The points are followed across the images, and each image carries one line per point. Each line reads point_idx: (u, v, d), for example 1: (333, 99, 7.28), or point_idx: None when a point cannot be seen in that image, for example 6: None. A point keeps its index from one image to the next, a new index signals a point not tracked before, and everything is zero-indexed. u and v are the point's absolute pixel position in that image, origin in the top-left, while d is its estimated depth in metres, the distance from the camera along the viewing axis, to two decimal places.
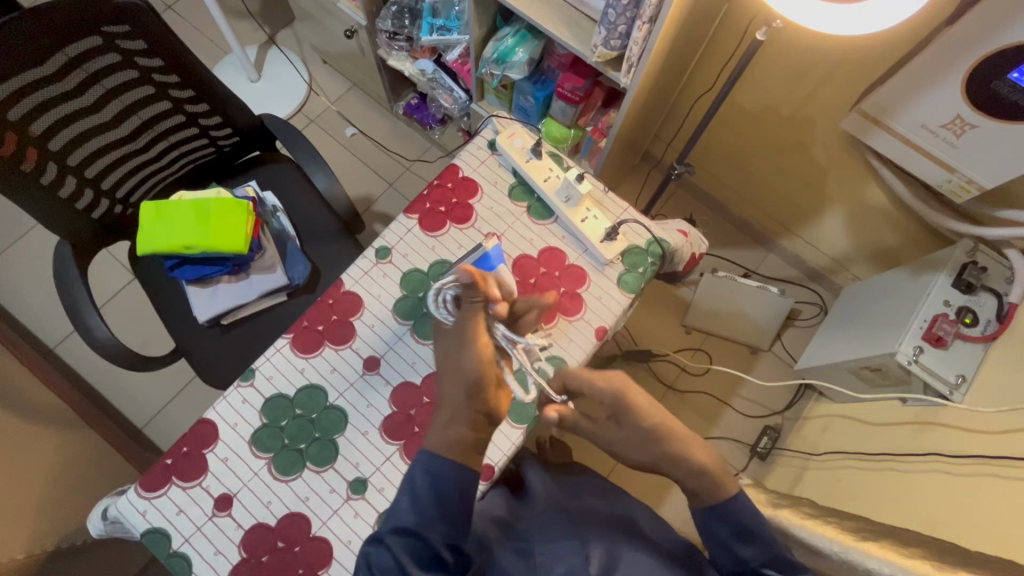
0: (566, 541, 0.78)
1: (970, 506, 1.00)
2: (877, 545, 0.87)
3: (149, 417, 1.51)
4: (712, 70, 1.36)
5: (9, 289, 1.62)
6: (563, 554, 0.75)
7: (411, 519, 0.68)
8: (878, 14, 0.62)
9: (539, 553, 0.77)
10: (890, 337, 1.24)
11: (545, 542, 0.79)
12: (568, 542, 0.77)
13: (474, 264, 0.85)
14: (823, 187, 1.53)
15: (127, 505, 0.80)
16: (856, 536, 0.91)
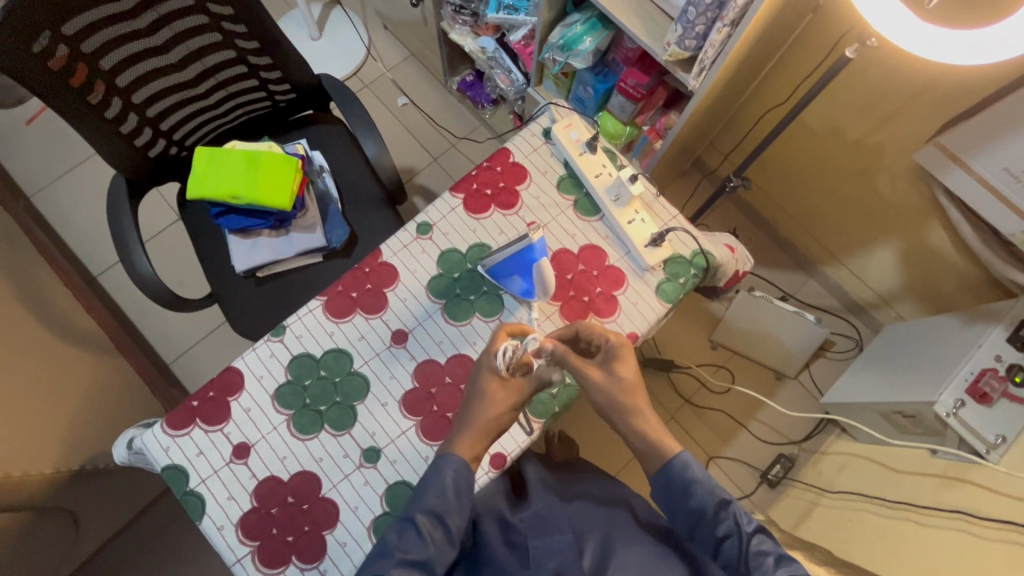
0: (560, 535, 0.79)
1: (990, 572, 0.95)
2: None
3: (177, 355, 1.56)
4: (786, 86, 1.31)
5: (62, 214, 1.69)
6: (557, 548, 0.77)
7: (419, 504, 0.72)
8: (896, 24, 0.61)
9: (533, 547, 0.78)
10: (930, 385, 1.19)
11: (539, 535, 0.80)
12: (561, 536, 0.79)
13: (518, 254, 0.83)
14: (880, 220, 1.46)
15: (152, 439, 0.83)
16: None
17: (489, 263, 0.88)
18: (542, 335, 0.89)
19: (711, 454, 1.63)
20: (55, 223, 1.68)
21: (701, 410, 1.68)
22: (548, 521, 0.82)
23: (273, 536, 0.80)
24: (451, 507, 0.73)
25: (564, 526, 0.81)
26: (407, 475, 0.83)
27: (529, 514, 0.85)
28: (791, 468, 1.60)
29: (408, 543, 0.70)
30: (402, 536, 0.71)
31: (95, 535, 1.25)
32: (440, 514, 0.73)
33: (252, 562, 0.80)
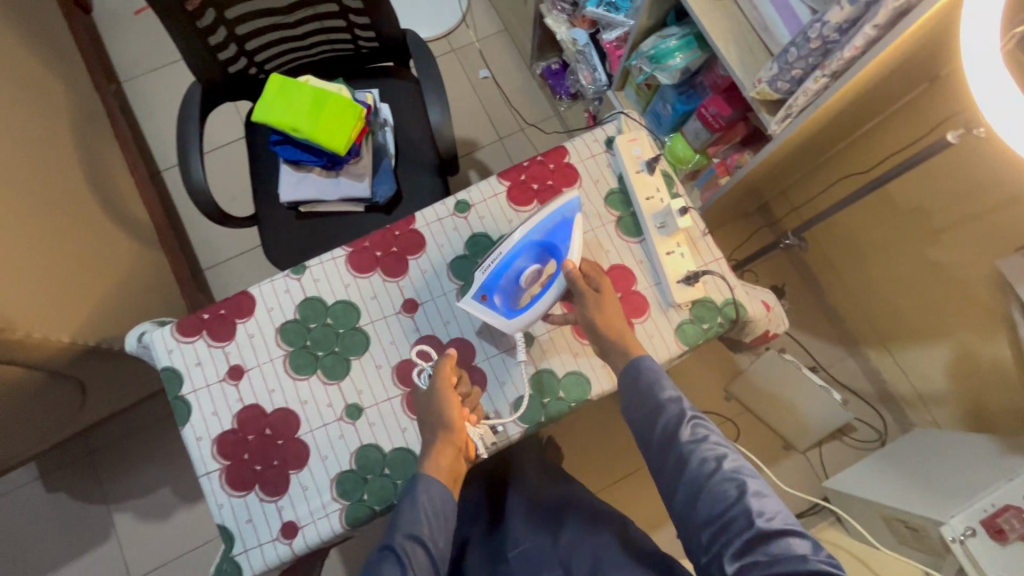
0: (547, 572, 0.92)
1: None
2: None
3: (214, 264, 1.64)
4: (880, 152, 1.23)
5: (144, 105, 1.78)
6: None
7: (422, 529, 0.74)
8: None
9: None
10: (945, 505, 1.11)
11: (528, 574, 0.93)
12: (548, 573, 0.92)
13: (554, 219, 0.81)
14: (943, 316, 1.35)
15: (159, 338, 0.87)
16: None
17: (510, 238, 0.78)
18: (549, 343, 0.88)
19: None
20: (137, 111, 1.77)
21: None
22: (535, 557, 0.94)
23: (243, 461, 0.83)
24: (433, 534, 0.75)
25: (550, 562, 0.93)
26: (381, 440, 0.84)
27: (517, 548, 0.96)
28: None
29: (391, 570, 0.71)
30: (384, 564, 0.72)
31: (102, 408, 1.34)
32: (425, 539, 0.74)
33: (219, 478, 0.83)
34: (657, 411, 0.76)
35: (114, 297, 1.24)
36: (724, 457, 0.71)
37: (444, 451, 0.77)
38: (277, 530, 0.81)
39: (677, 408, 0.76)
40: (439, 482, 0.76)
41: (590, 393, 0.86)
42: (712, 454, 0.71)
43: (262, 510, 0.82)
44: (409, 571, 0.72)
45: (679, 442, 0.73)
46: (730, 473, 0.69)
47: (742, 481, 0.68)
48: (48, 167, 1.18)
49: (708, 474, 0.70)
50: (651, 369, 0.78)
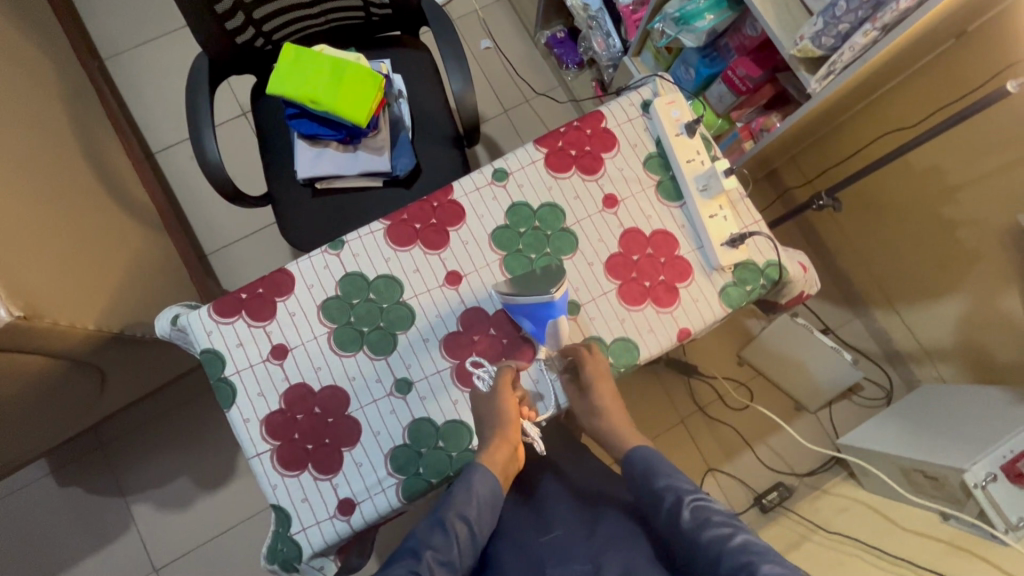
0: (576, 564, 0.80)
1: None
2: None
3: (218, 248, 1.59)
4: (908, 111, 1.23)
5: (133, 83, 1.69)
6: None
7: (472, 512, 0.73)
8: None
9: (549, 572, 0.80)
10: (965, 452, 1.15)
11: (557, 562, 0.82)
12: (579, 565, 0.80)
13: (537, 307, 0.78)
14: (954, 274, 1.39)
15: (197, 320, 0.84)
16: None
17: (506, 286, 0.82)
18: (595, 311, 0.88)
19: (710, 464, 1.62)
20: (125, 90, 1.68)
21: (713, 421, 1.66)
22: (565, 544, 0.85)
23: (294, 441, 0.82)
24: (480, 518, 0.74)
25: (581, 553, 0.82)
26: (433, 414, 0.83)
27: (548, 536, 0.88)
28: (787, 498, 1.58)
29: (439, 542, 0.69)
30: (431, 534, 0.70)
31: (119, 397, 1.30)
32: (472, 522, 0.73)
33: (270, 459, 0.82)
34: (656, 499, 0.75)
35: (128, 282, 1.19)
36: (732, 537, 0.66)
37: (500, 447, 0.77)
38: (334, 507, 0.80)
39: (672, 490, 0.74)
40: (492, 474, 0.76)
41: (639, 357, 0.87)
42: (716, 537, 0.67)
43: (316, 489, 0.81)
44: (454, 547, 0.70)
45: (682, 531, 0.70)
46: (737, 553, 0.64)
47: (749, 561, 0.62)
48: (49, 147, 1.12)
49: (715, 560, 0.65)
50: (644, 463, 0.78)
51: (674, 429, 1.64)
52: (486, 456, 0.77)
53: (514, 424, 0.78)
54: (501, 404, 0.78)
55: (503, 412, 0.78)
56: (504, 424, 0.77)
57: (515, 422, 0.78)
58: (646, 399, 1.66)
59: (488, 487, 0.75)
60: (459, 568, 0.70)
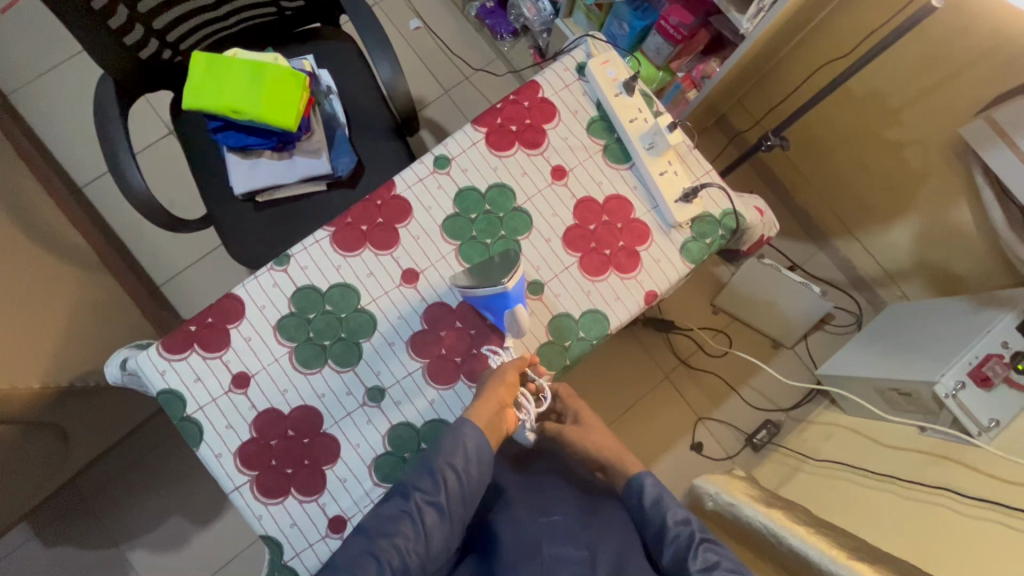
0: (574, 548, 0.75)
1: (951, 541, 0.98)
2: (858, 550, 0.88)
3: (169, 277, 1.52)
4: (842, 38, 1.22)
5: (44, 116, 1.57)
6: (569, 561, 0.73)
7: (460, 461, 0.70)
8: None
9: (546, 554, 0.74)
10: (934, 365, 1.19)
11: (554, 542, 0.76)
12: (576, 551, 0.74)
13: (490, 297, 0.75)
14: (906, 194, 1.41)
15: (147, 361, 0.80)
16: (840, 542, 0.91)
17: (465, 277, 0.80)
18: (559, 287, 0.86)
19: (699, 414, 1.65)
20: (37, 124, 1.57)
21: (696, 372, 1.68)
22: (566, 527, 0.79)
23: (272, 467, 0.79)
24: (472, 461, 0.70)
25: (580, 540, 0.76)
26: (411, 417, 0.81)
27: (546, 518, 0.81)
28: (776, 434, 1.63)
29: (424, 484, 0.68)
30: (420, 478, 0.69)
31: (89, 448, 1.25)
32: (460, 472, 0.70)
33: (250, 490, 0.79)
34: (664, 531, 0.70)
35: (71, 328, 1.12)
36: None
37: (487, 403, 0.74)
38: (325, 527, 0.79)
39: (683, 524, 0.70)
40: (479, 429, 0.71)
41: (610, 327, 0.86)
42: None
43: (304, 512, 0.79)
44: (444, 489, 0.68)
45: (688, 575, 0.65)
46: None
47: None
48: None
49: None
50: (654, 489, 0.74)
51: (660, 385, 1.66)
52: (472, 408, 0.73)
53: (507, 382, 0.76)
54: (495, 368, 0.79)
55: (499, 373, 0.77)
56: (496, 381, 0.75)
57: (508, 380, 0.76)
58: (628, 361, 1.67)
59: (474, 437, 0.71)
60: (452, 507, 0.69)
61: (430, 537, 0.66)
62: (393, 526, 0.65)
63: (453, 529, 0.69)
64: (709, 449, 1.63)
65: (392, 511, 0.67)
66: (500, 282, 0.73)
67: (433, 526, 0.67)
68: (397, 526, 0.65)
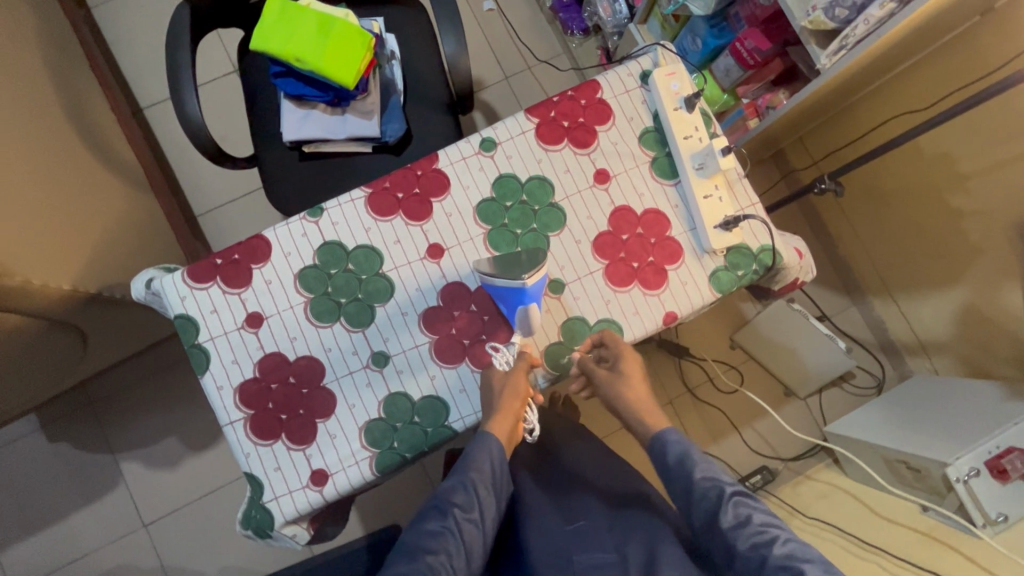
0: (603, 553, 0.81)
1: None
2: None
3: (207, 210, 1.56)
4: (922, 92, 1.16)
5: (120, 33, 1.62)
6: (599, 565, 0.79)
7: (487, 472, 0.76)
8: None
9: (577, 561, 0.81)
10: (951, 446, 1.14)
11: (582, 549, 0.83)
12: (605, 554, 0.81)
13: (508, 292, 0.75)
14: (956, 265, 1.35)
15: (170, 284, 0.82)
16: None
17: (487, 264, 0.79)
18: (580, 290, 0.85)
19: (696, 446, 1.62)
20: (111, 41, 1.62)
21: (701, 403, 1.65)
22: (589, 533, 0.86)
23: (268, 410, 0.81)
24: (496, 472, 0.77)
25: (607, 543, 0.82)
26: (410, 389, 0.82)
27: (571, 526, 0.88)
28: (770, 481, 1.57)
29: (461, 497, 0.74)
30: (454, 491, 0.74)
31: (104, 357, 1.30)
32: (489, 482, 0.77)
33: (243, 428, 0.81)
34: (692, 488, 0.74)
35: (109, 240, 1.16)
36: (776, 540, 0.65)
37: (505, 416, 0.77)
38: (307, 478, 0.80)
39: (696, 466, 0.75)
40: (499, 441, 0.77)
41: (622, 340, 0.85)
42: (759, 542, 0.65)
43: (290, 459, 0.80)
44: (477, 502, 0.75)
45: (722, 531, 0.69)
46: (784, 561, 0.63)
47: (798, 566, 0.62)
48: (27, 96, 1.08)
49: (761, 563, 0.64)
50: (679, 449, 0.77)
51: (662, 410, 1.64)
52: (490, 419, 0.77)
53: (521, 393, 0.78)
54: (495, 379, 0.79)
55: (512, 385, 0.78)
56: (511, 393, 0.77)
57: (519, 391, 0.78)
58: None
59: (498, 451, 0.77)
60: (485, 517, 0.75)
61: (472, 550, 0.72)
62: (437, 542, 0.69)
63: (486, 541, 0.75)
64: None
65: (433, 528, 0.71)
66: (521, 278, 0.72)
67: (472, 538, 0.73)
68: (441, 543, 0.69)
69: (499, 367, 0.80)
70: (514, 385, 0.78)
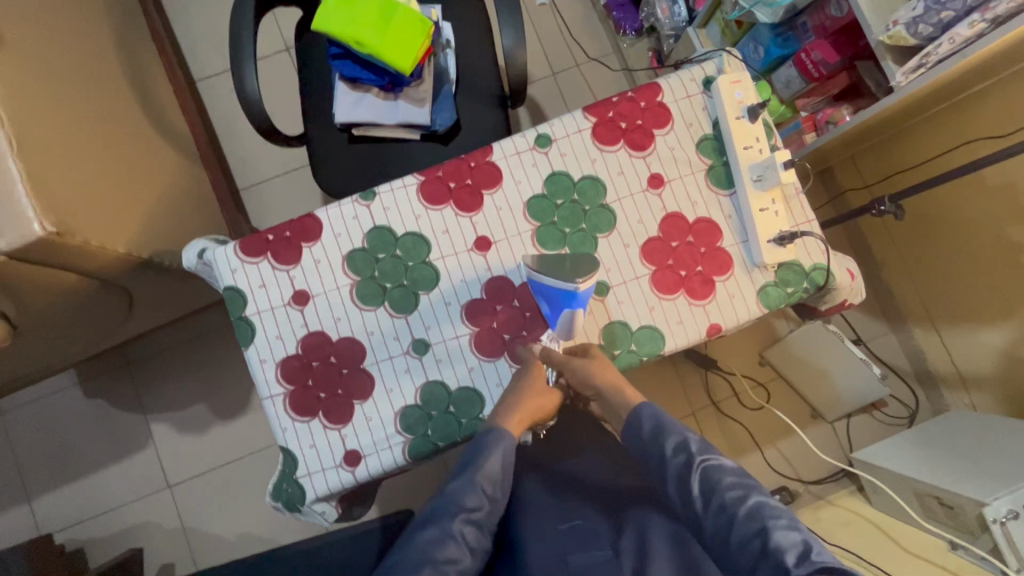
0: (599, 550, 0.85)
1: None
2: None
3: (250, 185, 1.59)
4: (990, 122, 1.11)
5: (178, 5, 1.65)
6: (596, 563, 0.84)
7: (495, 469, 0.75)
8: None
9: (573, 561, 0.85)
10: (990, 486, 1.10)
11: (578, 549, 0.86)
12: (601, 551, 0.85)
13: (557, 294, 0.73)
14: (1008, 300, 1.29)
15: (222, 257, 0.83)
16: None
17: (534, 260, 0.78)
18: (624, 294, 0.84)
19: None
20: (171, 12, 1.64)
21: (725, 418, 1.63)
22: (586, 533, 0.88)
23: (308, 387, 0.82)
24: (504, 472, 0.76)
25: (602, 540, 0.87)
26: (447, 378, 0.82)
27: (566, 525, 0.91)
28: (789, 502, 1.54)
29: (470, 500, 0.74)
30: (462, 495, 0.74)
31: (146, 320, 1.34)
32: (497, 480, 0.76)
33: (283, 403, 0.82)
34: (666, 463, 0.73)
35: (164, 208, 1.20)
36: (745, 499, 0.67)
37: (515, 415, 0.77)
38: (340, 457, 0.81)
39: (680, 448, 0.74)
40: (511, 438, 0.76)
41: (663, 348, 0.84)
42: (730, 501, 0.67)
43: (325, 437, 0.81)
44: (483, 505, 0.75)
45: (691, 500, 0.70)
46: (749, 518, 0.65)
47: (764, 525, 0.64)
48: (94, 64, 1.11)
49: (728, 525, 0.66)
50: (654, 421, 0.77)
51: (684, 421, 1.62)
52: (504, 419, 0.76)
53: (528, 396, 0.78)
54: (527, 375, 0.79)
55: (523, 389, 0.78)
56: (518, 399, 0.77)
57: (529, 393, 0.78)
58: (659, 388, 1.63)
59: (506, 448, 0.76)
60: (490, 518, 0.76)
61: (473, 551, 0.73)
62: (441, 551, 0.70)
63: (488, 538, 0.76)
64: None
65: (438, 531, 0.72)
66: (572, 281, 0.70)
67: (474, 541, 0.74)
68: (446, 552, 0.70)
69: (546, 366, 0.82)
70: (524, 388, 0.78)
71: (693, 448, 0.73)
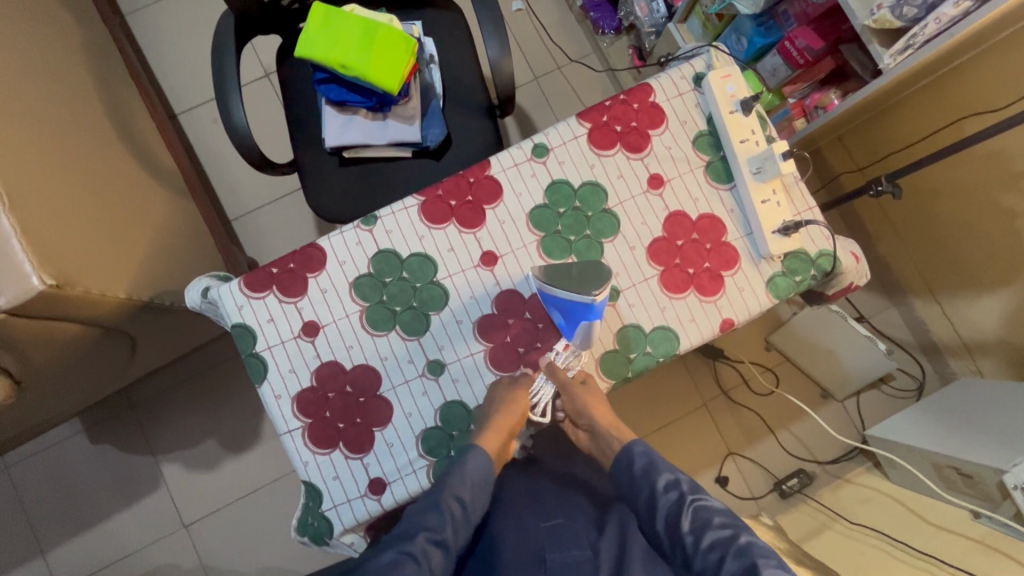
0: (578, 550, 0.81)
1: None
2: None
3: (241, 215, 1.58)
4: (977, 97, 1.14)
5: (152, 39, 1.63)
6: (574, 563, 0.79)
7: (466, 493, 0.74)
8: None
9: (549, 560, 0.80)
10: (1008, 453, 1.11)
11: (556, 547, 0.82)
12: (579, 551, 0.81)
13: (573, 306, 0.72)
14: (1006, 267, 1.30)
15: (228, 294, 0.82)
16: None
17: (543, 271, 0.78)
18: (635, 297, 0.84)
19: (731, 447, 1.60)
20: (147, 47, 1.62)
21: (736, 406, 1.63)
22: (566, 530, 0.85)
23: (326, 419, 0.81)
24: (475, 494, 0.75)
25: (581, 539, 0.83)
26: (465, 397, 0.82)
27: (548, 522, 0.87)
28: (807, 485, 1.56)
29: (432, 520, 0.70)
30: (427, 513, 0.71)
31: (149, 362, 1.32)
32: (466, 502, 0.73)
33: (302, 436, 0.81)
34: (656, 499, 0.74)
35: (160, 248, 1.18)
36: (736, 537, 0.66)
37: (495, 432, 0.77)
38: (364, 486, 0.80)
39: (672, 485, 0.74)
40: (486, 456, 0.76)
41: (679, 347, 0.84)
42: (719, 539, 0.67)
43: (347, 467, 0.80)
44: (448, 526, 0.71)
45: (682, 536, 0.69)
46: (738, 555, 0.64)
47: (753, 561, 0.63)
48: (76, 109, 1.09)
49: (719, 562, 0.65)
50: (645, 457, 0.78)
51: (696, 413, 1.62)
52: (482, 436, 0.77)
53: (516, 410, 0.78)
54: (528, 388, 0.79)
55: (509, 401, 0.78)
56: (505, 410, 0.77)
57: (512, 407, 0.77)
58: (668, 383, 1.63)
59: (480, 471, 0.75)
60: (454, 544, 0.71)
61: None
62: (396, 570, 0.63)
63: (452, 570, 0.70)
64: (735, 486, 1.58)
65: (399, 551, 0.66)
66: (589, 294, 0.69)
67: (438, 567, 0.68)
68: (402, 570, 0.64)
69: (562, 368, 0.81)
70: (513, 404, 0.78)
71: (683, 485, 0.74)
